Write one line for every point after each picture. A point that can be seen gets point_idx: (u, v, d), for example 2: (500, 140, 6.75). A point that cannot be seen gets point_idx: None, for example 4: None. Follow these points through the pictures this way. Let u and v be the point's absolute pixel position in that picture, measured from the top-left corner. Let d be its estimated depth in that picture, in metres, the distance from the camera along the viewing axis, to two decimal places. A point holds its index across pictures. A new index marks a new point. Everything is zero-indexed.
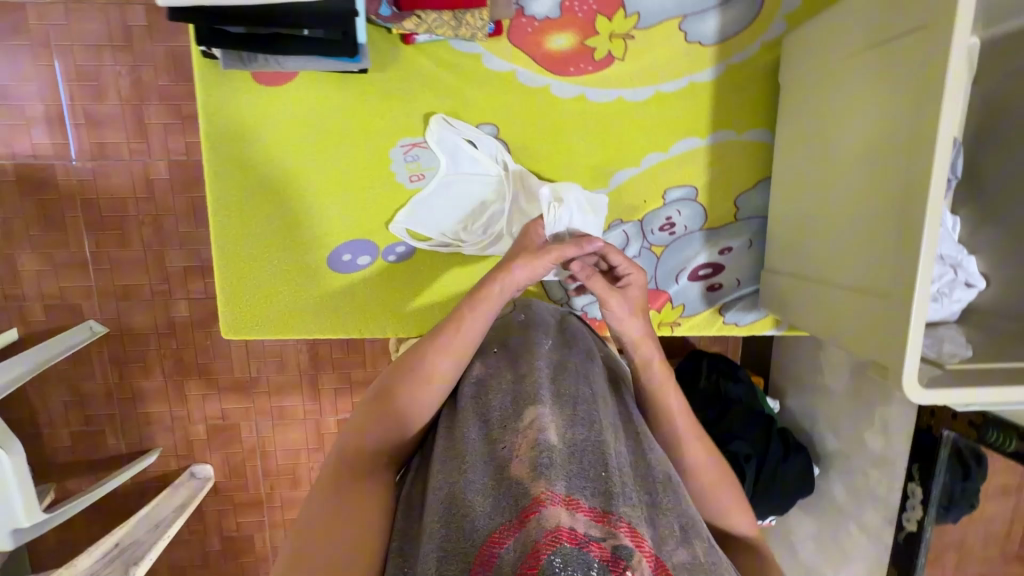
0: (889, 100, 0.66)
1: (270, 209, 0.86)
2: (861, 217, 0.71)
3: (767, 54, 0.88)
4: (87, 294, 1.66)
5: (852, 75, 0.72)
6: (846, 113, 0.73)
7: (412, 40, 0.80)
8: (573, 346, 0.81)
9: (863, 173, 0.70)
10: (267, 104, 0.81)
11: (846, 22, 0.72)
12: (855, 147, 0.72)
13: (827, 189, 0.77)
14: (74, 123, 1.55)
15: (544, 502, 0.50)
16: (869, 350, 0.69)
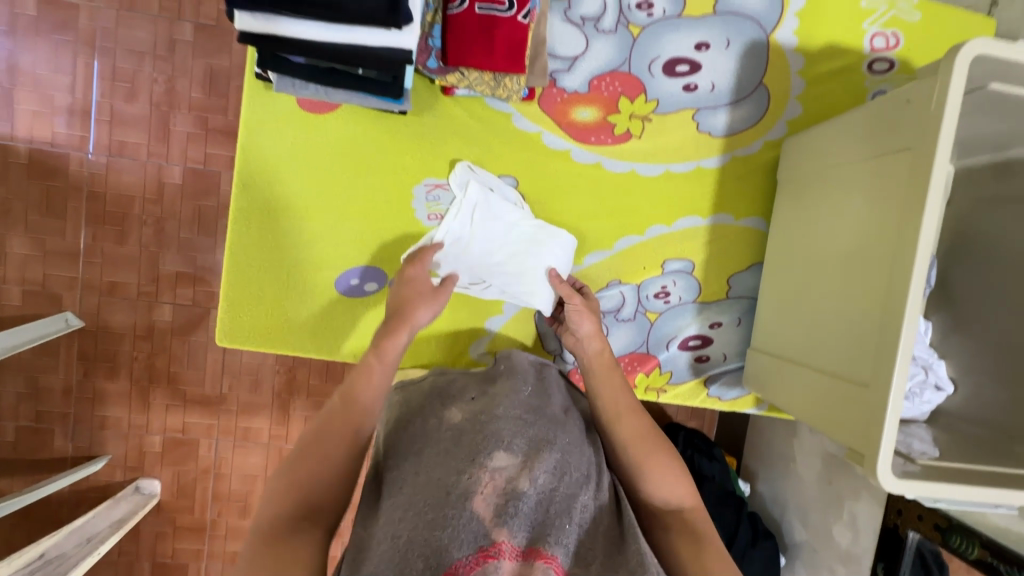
0: (874, 210, 0.73)
1: (289, 225, 0.88)
2: (845, 308, 0.76)
3: (768, 152, 0.97)
4: (70, 285, 1.63)
5: (844, 180, 0.79)
6: (837, 213, 0.80)
7: (452, 92, 0.86)
8: (551, 396, 0.83)
9: (845, 270, 0.77)
10: (305, 128, 0.86)
11: (843, 133, 0.80)
12: (841, 245, 0.78)
13: (815, 278, 0.83)
14: (98, 119, 1.59)
15: (498, 552, 0.57)
16: (847, 434, 0.72)
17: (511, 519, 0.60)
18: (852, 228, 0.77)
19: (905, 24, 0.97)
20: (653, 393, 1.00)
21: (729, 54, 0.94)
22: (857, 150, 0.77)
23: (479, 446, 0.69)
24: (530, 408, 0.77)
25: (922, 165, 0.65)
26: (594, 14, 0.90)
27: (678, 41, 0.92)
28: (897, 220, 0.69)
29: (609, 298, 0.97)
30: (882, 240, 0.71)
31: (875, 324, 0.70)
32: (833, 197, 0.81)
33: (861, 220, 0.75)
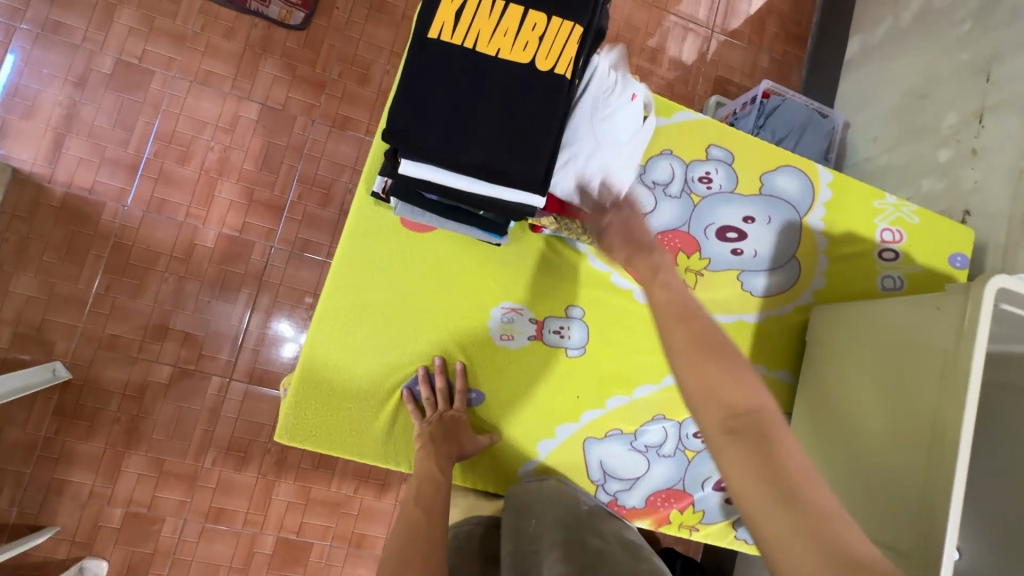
0: (906, 397, 0.84)
1: (369, 329, 0.91)
2: (884, 472, 0.84)
3: (798, 314, 1.10)
4: (68, 334, 1.46)
5: (877, 353, 0.91)
6: (871, 382, 0.90)
7: (539, 231, 0.97)
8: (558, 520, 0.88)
9: (877, 443, 0.86)
10: (403, 244, 0.93)
11: (874, 317, 0.93)
12: (871, 420, 0.89)
13: (848, 437, 0.91)
14: (145, 175, 1.52)
15: None
16: None
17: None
18: (883, 407, 0.87)
19: (906, 224, 1.16)
20: (685, 531, 1.03)
21: (770, 228, 1.09)
22: (886, 337, 0.90)
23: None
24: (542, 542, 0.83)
25: (958, 371, 0.77)
26: (664, 180, 1.05)
27: (730, 213, 1.08)
28: (930, 413, 0.79)
29: (654, 432, 1.01)
30: (916, 424, 0.81)
31: (915, 499, 0.78)
32: (863, 373, 0.92)
33: (893, 401, 0.86)
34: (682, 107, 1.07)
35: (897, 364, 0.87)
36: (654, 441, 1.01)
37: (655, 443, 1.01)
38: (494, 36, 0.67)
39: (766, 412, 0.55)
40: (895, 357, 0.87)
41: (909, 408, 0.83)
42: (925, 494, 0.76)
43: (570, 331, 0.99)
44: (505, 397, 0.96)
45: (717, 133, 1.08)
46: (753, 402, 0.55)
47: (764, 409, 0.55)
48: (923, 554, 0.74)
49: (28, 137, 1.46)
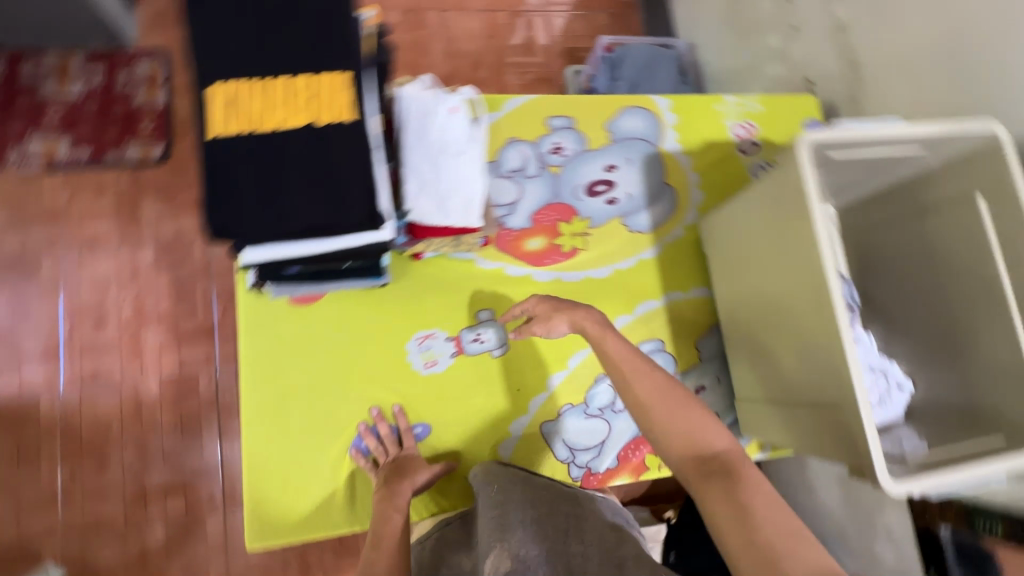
0: (786, 287, 0.89)
1: (299, 410, 0.94)
2: (796, 347, 0.88)
3: (691, 233, 1.15)
4: (50, 533, 1.45)
5: (754, 243, 0.96)
6: (760, 271, 0.95)
7: (420, 257, 1.01)
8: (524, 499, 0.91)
9: (785, 335, 0.91)
10: (302, 321, 0.95)
11: (742, 225, 0.99)
12: (772, 312, 0.94)
13: (765, 326, 0.96)
14: (68, 356, 1.53)
15: None
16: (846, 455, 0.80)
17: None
18: (775, 301, 0.92)
19: (755, 115, 1.23)
20: (667, 469, 1.06)
21: (633, 169, 1.15)
22: (756, 239, 0.95)
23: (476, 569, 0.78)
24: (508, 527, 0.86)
25: (810, 249, 0.82)
26: (520, 166, 1.10)
27: (591, 170, 1.14)
28: (803, 280, 0.84)
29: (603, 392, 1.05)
30: (801, 306, 0.86)
31: (825, 371, 0.82)
32: (754, 276, 0.97)
33: (779, 293, 0.91)
34: (509, 95, 1.12)
35: (769, 247, 0.91)
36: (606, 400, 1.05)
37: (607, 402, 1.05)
38: (262, 117, 0.68)
39: (728, 452, 0.73)
40: (767, 254, 0.92)
41: (791, 295, 0.87)
42: (830, 365, 0.81)
43: (486, 334, 1.03)
44: (452, 418, 0.99)
45: (550, 105, 1.13)
46: (716, 447, 0.74)
47: (724, 450, 0.73)
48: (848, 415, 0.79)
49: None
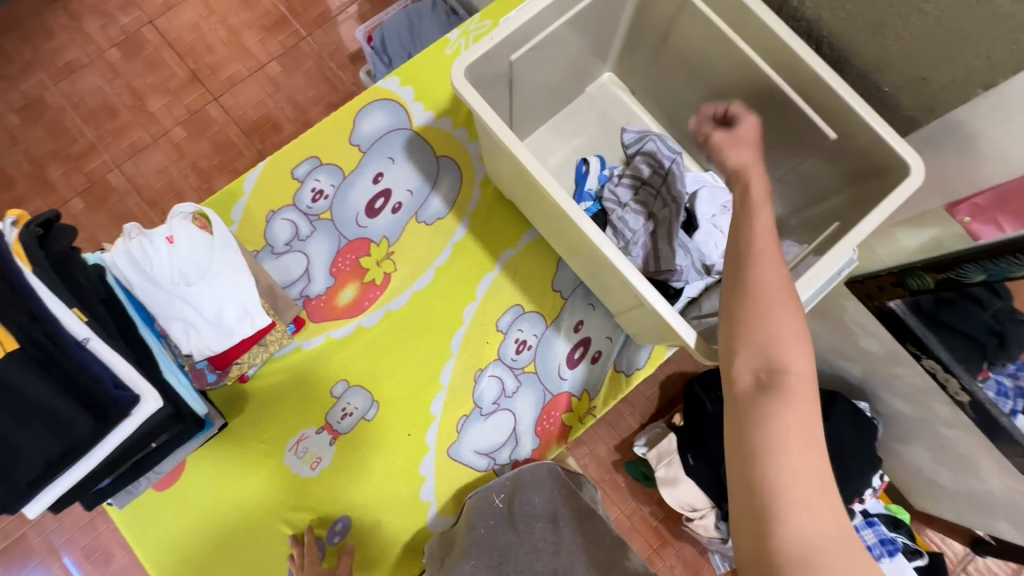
0: (556, 220, 0.88)
1: (224, 575, 0.94)
2: (593, 258, 0.87)
3: (489, 187, 1.08)
4: None
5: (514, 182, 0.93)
6: (533, 203, 0.93)
7: (246, 376, 0.97)
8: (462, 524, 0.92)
9: (586, 257, 0.90)
10: (177, 501, 0.94)
11: (507, 179, 0.97)
12: (562, 234, 0.92)
13: (570, 249, 0.95)
14: None
15: None
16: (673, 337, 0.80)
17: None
18: (561, 233, 0.91)
19: (487, 32, 1.12)
20: (589, 417, 1.03)
21: (399, 164, 1.08)
22: (518, 187, 0.94)
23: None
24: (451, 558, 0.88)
25: (538, 185, 0.81)
26: (292, 233, 1.04)
27: (361, 191, 1.06)
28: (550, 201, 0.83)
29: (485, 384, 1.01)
30: (570, 230, 0.85)
31: (619, 277, 0.82)
32: (539, 218, 0.96)
33: (558, 225, 0.90)
34: (245, 172, 1.05)
35: (521, 182, 0.89)
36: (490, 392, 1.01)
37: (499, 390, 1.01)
38: None
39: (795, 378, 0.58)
40: (530, 195, 0.91)
41: (563, 225, 0.87)
42: (616, 271, 0.80)
43: (352, 404, 0.99)
44: (365, 496, 0.98)
45: (289, 156, 1.06)
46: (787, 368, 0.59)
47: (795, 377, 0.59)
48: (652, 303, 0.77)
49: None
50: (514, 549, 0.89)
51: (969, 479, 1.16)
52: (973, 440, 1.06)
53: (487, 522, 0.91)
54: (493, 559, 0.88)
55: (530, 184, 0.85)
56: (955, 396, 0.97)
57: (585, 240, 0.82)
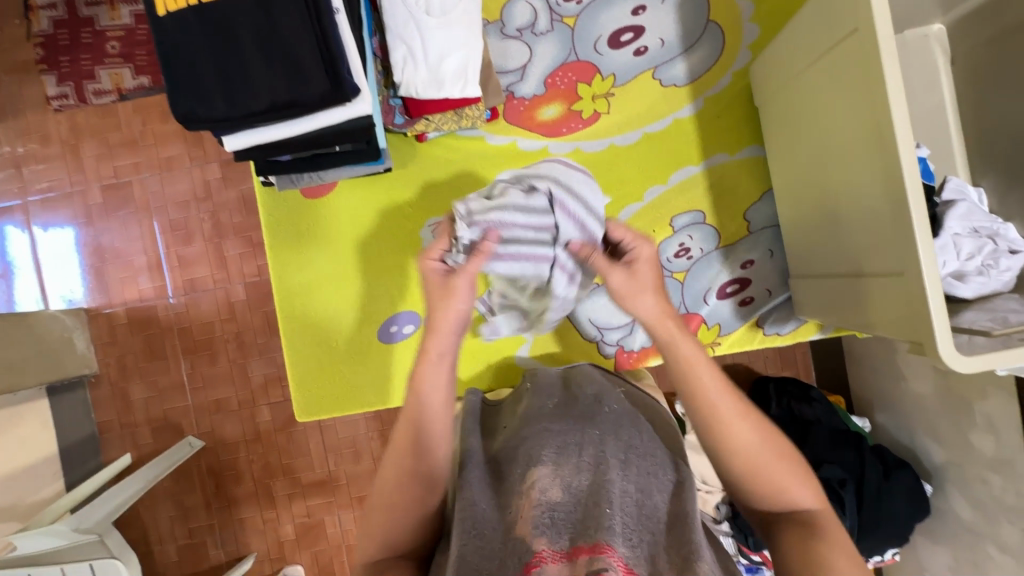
0: (849, 135, 0.72)
1: (325, 299, 0.99)
2: (858, 204, 0.73)
3: (740, 81, 0.96)
4: (185, 412, 1.85)
5: (810, 82, 0.78)
6: (817, 115, 0.78)
7: (425, 138, 0.96)
8: (578, 398, 0.81)
9: (851, 193, 0.74)
10: (318, 213, 0.98)
11: (793, 73, 0.82)
12: (835, 164, 0.76)
13: (824, 186, 0.80)
14: (170, 267, 1.84)
15: (540, 558, 0.52)
16: (905, 331, 0.68)
17: (550, 527, 0.57)
18: (838, 153, 0.75)
19: None
20: (707, 349, 0.99)
21: (666, 8, 0.95)
22: (817, 79, 0.76)
23: (515, 469, 0.68)
24: (557, 414, 0.77)
25: (870, 82, 0.65)
26: (528, 22, 0.96)
27: (615, 15, 0.95)
28: (867, 114, 0.68)
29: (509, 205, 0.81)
30: (864, 152, 0.70)
31: (890, 232, 0.67)
32: (815, 131, 0.80)
33: (842, 145, 0.74)
34: None
35: (828, 83, 0.74)
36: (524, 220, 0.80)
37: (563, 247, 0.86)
38: None
39: None
40: (831, 95, 0.74)
41: (857, 147, 0.71)
42: (895, 220, 0.65)
43: None
44: None
45: None
46: None
47: None
48: (912, 273, 0.64)
49: (89, 285, 1.85)
50: (641, 457, 0.71)
51: None
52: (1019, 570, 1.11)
53: (619, 410, 0.79)
54: (621, 452, 0.69)
55: (855, 82, 0.68)
56: None
57: (880, 170, 0.67)
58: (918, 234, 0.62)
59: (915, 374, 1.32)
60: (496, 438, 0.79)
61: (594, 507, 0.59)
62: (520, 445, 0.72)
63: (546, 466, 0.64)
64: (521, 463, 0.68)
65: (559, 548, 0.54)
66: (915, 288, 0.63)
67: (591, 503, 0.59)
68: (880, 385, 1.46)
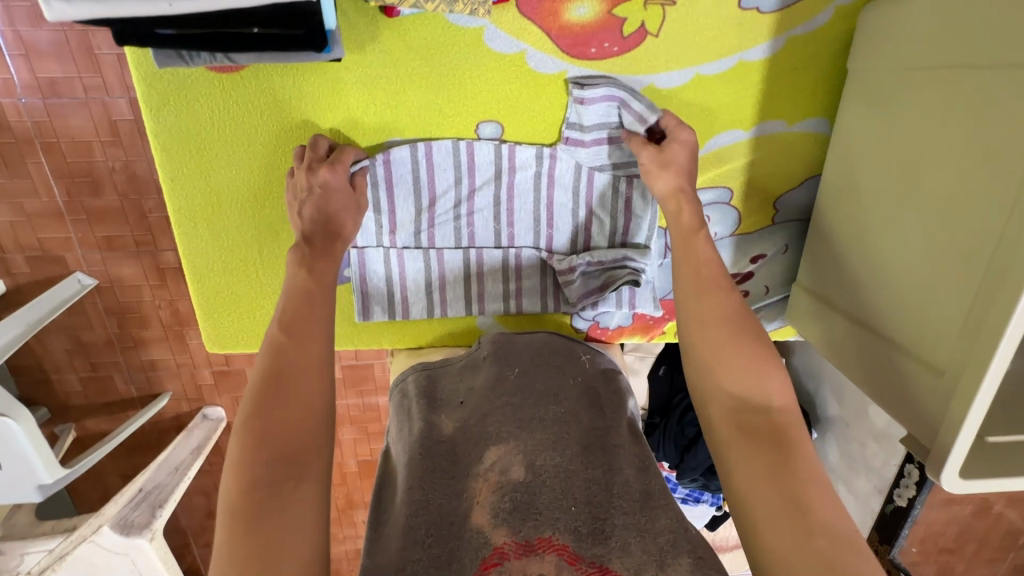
0: (956, 209, 0.65)
1: (246, 212, 0.82)
2: (922, 274, 0.69)
3: (828, 34, 0.78)
4: (67, 245, 1.57)
5: (922, 109, 0.69)
6: (918, 152, 0.70)
7: (395, 13, 0.72)
8: (542, 365, 0.89)
9: (928, 262, 0.68)
10: (228, 91, 0.75)
11: (912, 84, 0.70)
12: (916, 220, 0.70)
13: (882, 232, 0.75)
14: (14, 55, 1.35)
15: (501, 555, 0.62)
16: (921, 420, 0.67)
17: (507, 516, 0.67)
18: (930, 216, 0.68)
19: None
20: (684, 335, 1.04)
21: None
22: (962, 138, 0.65)
23: (472, 452, 0.77)
24: (518, 389, 0.84)
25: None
26: None
27: None
28: (1000, 181, 0.60)
29: (413, 266, 0.89)
30: (975, 234, 0.63)
31: (955, 330, 0.64)
32: (919, 182, 0.70)
33: (945, 210, 0.66)
34: None
35: (962, 125, 0.65)
36: (429, 249, 0.88)
37: (458, 236, 0.88)
38: None
39: None
40: (961, 144, 0.65)
41: (968, 227, 0.64)
42: (976, 317, 0.61)
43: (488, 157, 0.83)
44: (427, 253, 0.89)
45: None
46: None
47: None
48: (958, 377, 0.62)
49: None
50: (604, 437, 0.82)
51: None
52: (859, 511, 1.36)
53: (579, 383, 0.89)
54: (584, 441, 0.80)
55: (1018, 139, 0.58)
56: (893, 496, 1.25)
57: (986, 267, 0.61)
58: (999, 349, 0.57)
59: None
60: (452, 405, 0.85)
61: (556, 498, 0.69)
62: (478, 422, 0.80)
63: (505, 449, 0.74)
64: (478, 444, 0.78)
65: (520, 539, 0.64)
66: (957, 390, 0.62)
67: (553, 493, 0.70)
68: None
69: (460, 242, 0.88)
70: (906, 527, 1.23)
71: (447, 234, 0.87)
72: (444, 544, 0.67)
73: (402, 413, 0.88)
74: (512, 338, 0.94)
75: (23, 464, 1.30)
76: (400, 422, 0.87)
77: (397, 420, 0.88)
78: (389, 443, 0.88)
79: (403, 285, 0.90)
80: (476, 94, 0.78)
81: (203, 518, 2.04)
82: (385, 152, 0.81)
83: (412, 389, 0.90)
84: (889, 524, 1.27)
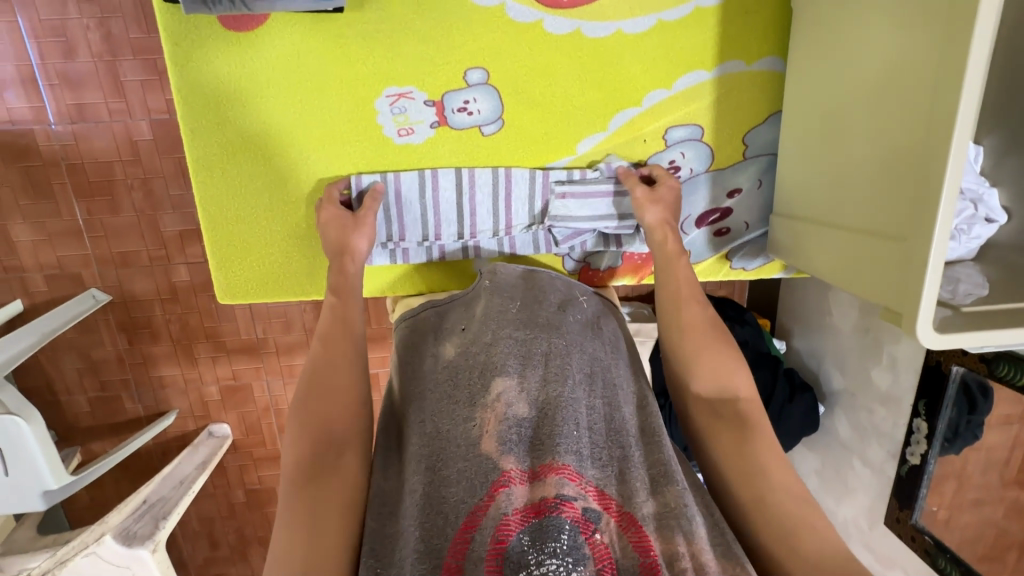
0: (906, 110, 0.71)
1: (260, 164, 0.92)
2: (875, 167, 0.76)
3: None
4: (85, 262, 1.64)
5: (860, 22, 0.77)
6: (861, 57, 0.78)
7: None
8: (543, 300, 0.90)
9: (882, 161, 0.75)
10: (246, 48, 0.85)
11: (844, 3, 0.79)
12: (869, 120, 0.77)
13: (839, 138, 0.82)
14: (48, 85, 1.48)
15: (509, 479, 0.64)
16: (886, 294, 0.75)
17: (513, 445, 0.68)
18: (876, 114, 0.76)
19: None
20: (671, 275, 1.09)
21: None
22: (911, 39, 0.70)
23: (476, 379, 0.77)
24: (520, 323, 0.84)
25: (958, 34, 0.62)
26: None
27: None
28: (932, 73, 0.67)
29: (410, 211, 0.96)
30: (914, 125, 0.70)
31: (904, 211, 0.72)
32: (865, 88, 0.77)
33: (888, 108, 0.74)
34: None
35: (892, 28, 0.72)
36: (426, 192, 0.95)
37: (450, 181, 0.95)
38: None
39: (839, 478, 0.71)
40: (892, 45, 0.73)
41: (907, 119, 0.71)
42: (918, 196, 0.69)
43: (478, 104, 0.91)
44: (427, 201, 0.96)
45: None
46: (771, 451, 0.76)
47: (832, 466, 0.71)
48: (913, 245, 0.69)
49: None
50: (605, 371, 0.83)
51: (830, 493, 1.49)
52: (874, 481, 1.34)
53: (580, 318, 0.90)
54: (586, 370, 0.81)
55: (942, 30, 0.65)
56: (906, 454, 1.23)
57: (919, 150, 0.69)
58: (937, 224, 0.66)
59: (841, 311, 1.40)
60: (454, 335, 0.87)
61: (561, 426, 0.71)
62: (480, 351, 0.81)
63: (510, 380, 0.75)
64: (482, 372, 0.78)
65: (524, 467, 0.67)
66: (912, 260, 0.69)
67: (558, 422, 0.71)
68: (806, 314, 1.55)
69: (456, 184, 0.95)
70: (925, 488, 1.20)
71: (441, 179, 0.95)
72: (451, 466, 0.69)
73: (408, 345, 0.91)
74: (509, 270, 0.96)
75: (29, 467, 1.31)
76: (408, 347, 0.90)
77: (404, 349, 0.90)
78: (392, 370, 0.90)
79: (399, 227, 0.97)
80: (464, 49, 0.88)
81: (205, 548, 1.98)
82: (388, 99, 0.90)
83: (418, 323, 0.92)
84: (906, 487, 1.24)
